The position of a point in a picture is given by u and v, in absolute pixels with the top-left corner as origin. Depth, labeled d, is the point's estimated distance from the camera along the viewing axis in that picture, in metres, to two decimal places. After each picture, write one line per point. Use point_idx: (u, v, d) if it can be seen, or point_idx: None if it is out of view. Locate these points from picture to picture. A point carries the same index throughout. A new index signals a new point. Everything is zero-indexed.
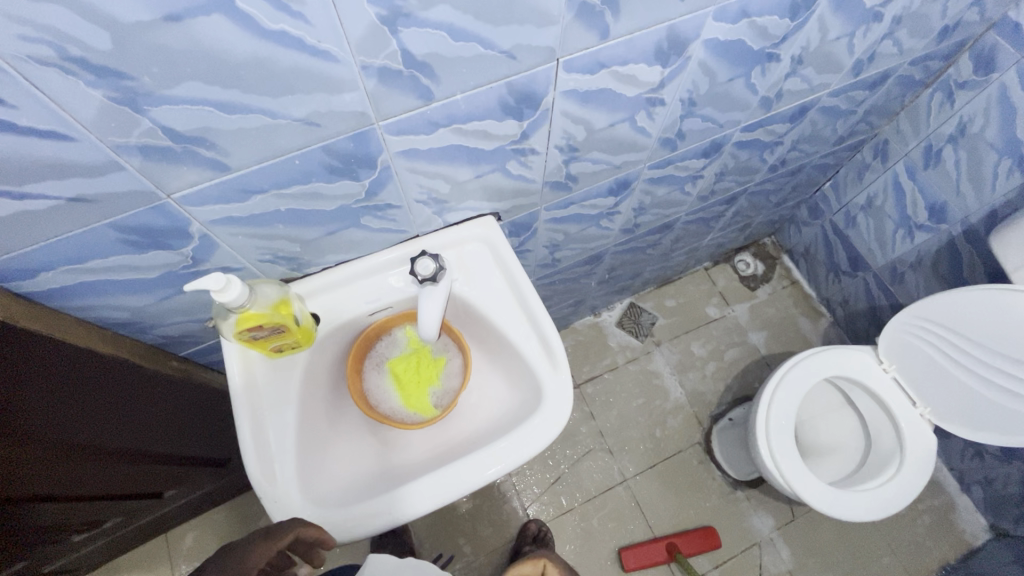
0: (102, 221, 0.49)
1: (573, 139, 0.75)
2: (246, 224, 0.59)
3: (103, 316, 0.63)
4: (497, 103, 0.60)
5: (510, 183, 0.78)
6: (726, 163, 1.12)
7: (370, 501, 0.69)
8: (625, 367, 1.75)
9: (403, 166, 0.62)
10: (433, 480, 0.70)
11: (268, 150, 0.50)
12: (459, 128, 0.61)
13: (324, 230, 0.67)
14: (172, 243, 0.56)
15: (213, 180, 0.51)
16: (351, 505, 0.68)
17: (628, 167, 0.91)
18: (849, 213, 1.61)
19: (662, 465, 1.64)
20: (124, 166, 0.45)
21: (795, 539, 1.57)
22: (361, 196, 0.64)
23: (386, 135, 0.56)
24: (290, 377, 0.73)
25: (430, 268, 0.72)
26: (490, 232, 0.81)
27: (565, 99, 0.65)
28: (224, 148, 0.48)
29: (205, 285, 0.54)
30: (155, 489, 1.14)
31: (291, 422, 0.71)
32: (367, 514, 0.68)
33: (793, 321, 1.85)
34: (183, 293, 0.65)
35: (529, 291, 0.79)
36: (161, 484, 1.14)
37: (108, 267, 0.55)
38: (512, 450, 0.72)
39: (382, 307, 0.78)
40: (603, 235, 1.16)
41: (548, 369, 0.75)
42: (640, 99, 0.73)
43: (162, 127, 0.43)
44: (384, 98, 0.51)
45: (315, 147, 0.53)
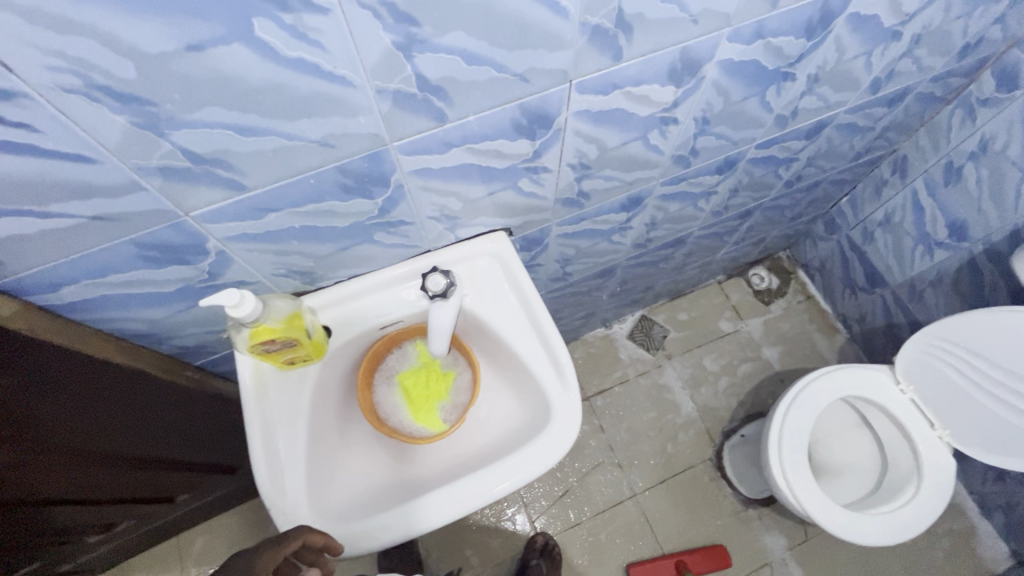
0: (122, 238, 0.50)
1: (586, 157, 0.75)
2: (261, 240, 0.60)
3: (121, 327, 0.64)
4: (509, 124, 0.60)
5: (522, 200, 0.78)
6: (740, 179, 1.12)
7: (377, 516, 0.69)
8: (636, 380, 1.74)
9: (416, 184, 0.63)
10: (441, 496, 0.70)
11: (284, 170, 0.51)
12: (471, 148, 0.61)
13: (337, 246, 0.68)
14: (188, 259, 0.57)
15: (230, 199, 0.52)
16: (359, 519, 0.69)
17: (640, 184, 0.91)
18: (866, 229, 1.58)
19: (672, 480, 1.62)
20: (145, 187, 0.46)
21: (808, 560, 1.53)
22: (374, 213, 0.64)
23: (400, 155, 0.57)
24: (301, 389, 0.74)
25: (441, 284, 0.71)
26: (501, 247, 0.81)
27: (578, 120, 0.65)
28: (241, 169, 0.49)
29: (220, 301, 0.55)
30: (168, 494, 1.16)
31: (301, 434, 0.72)
32: (374, 528, 0.68)
33: (808, 336, 1.83)
34: (198, 306, 0.66)
35: (538, 307, 0.79)
36: (173, 488, 1.15)
37: (127, 281, 0.56)
38: (520, 469, 0.71)
39: (392, 320, 0.79)
40: (615, 250, 1.16)
41: (558, 388, 0.75)
42: (653, 118, 0.73)
43: (181, 149, 0.44)
44: (398, 120, 0.52)
45: (330, 168, 0.54)
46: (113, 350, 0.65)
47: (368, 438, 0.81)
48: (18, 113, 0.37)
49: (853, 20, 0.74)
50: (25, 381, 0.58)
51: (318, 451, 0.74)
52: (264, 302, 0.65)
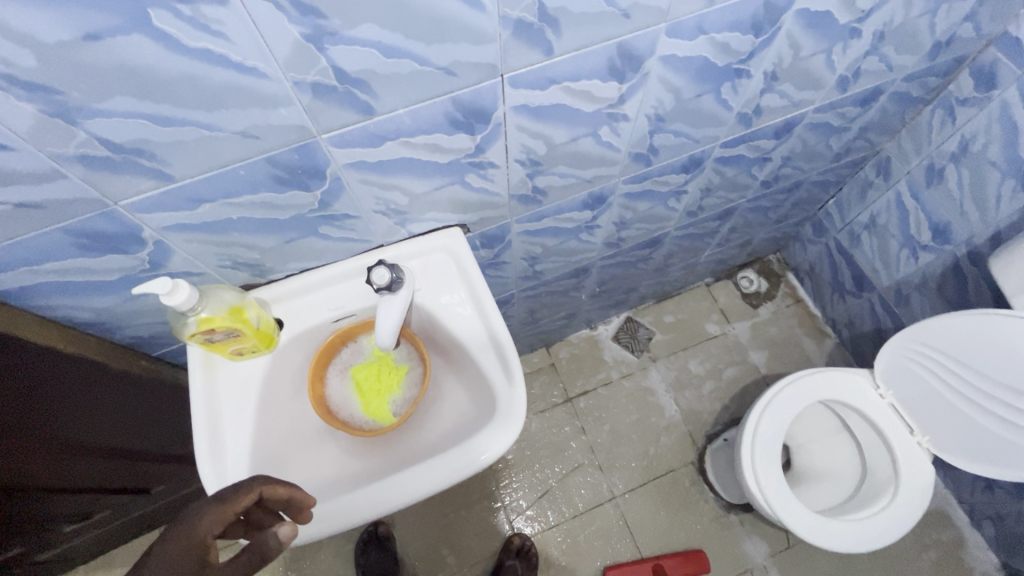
0: (53, 226, 0.52)
1: (534, 153, 0.75)
2: (198, 231, 0.61)
3: (69, 316, 0.66)
4: (444, 118, 0.61)
5: (473, 196, 0.79)
6: (711, 178, 1.11)
7: (319, 507, 0.70)
8: (620, 382, 1.73)
9: (354, 178, 0.64)
10: (382, 488, 0.71)
11: (210, 161, 0.53)
12: (407, 142, 0.62)
13: (281, 239, 0.69)
14: (127, 248, 0.59)
15: (159, 189, 0.53)
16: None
17: (600, 182, 0.91)
18: (852, 231, 1.56)
19: (653, 483, 1.60)
20: (65, 175, 0.47)
21: (790, 567, 1.51)
22: (315, 206, 0.65)
23: (331, 147, 0.58)
24: (250, 382, 0.75)
25: (386, 278, 0.72)
26: (455, 243, 0.82)
27: (517, 115, 0.66)
28: (164, 159, 0.50)
29: (152, 289, 0.56)
30: (142, 484, 1.18)
31: (248, 426, 0.73)
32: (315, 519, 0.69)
33: (797, 340, 1.80)
34: (145, 297, 0.68)
35: (489, 303, 0.79)
36: (147, 479, 1.17)
37: (65, 269, 0.58)
38: (462, 463, 0.72)
39: (345, 314, 0.80)
40: (586, 249, 1.16)
41: (504, 382, 0.75)
42: (600, 113, 0.73)
43: (98, 138, 0.46)
44: (322, 112, 0.53)
45: (258, 159, 0.55)
46: (58, 337, 0.66)
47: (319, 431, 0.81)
48: None
49: (804, 16, 0.74)
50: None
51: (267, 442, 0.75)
52: (205, 292, 0.67)
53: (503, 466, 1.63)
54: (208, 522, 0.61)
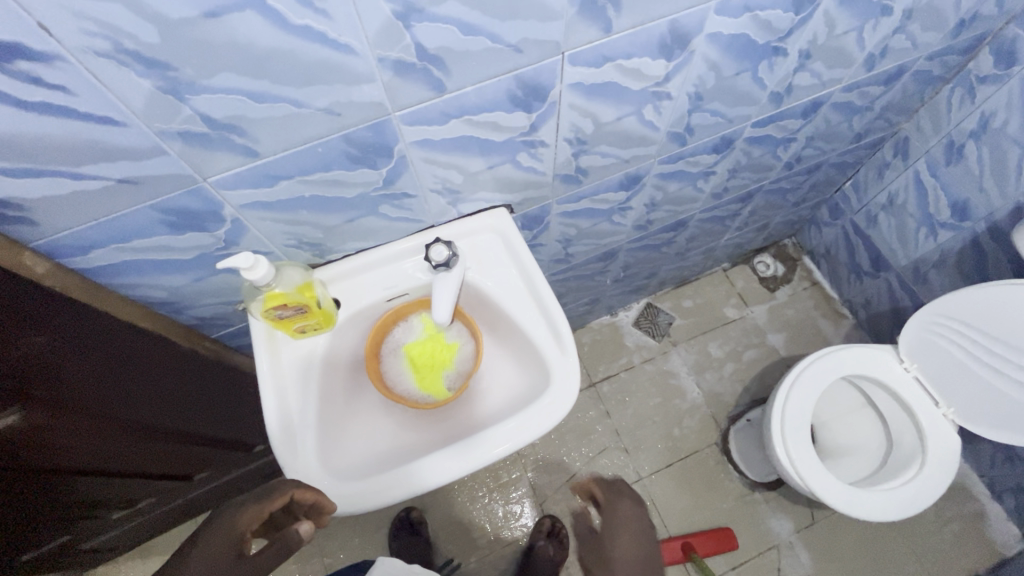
0: (146, 202, 0.54)
1: (581, 132, 0.78)
2: (272, 209, 0.63)
3: (144, 295, 0.68)
4: (506, 96, 0.63)
5: (522, 175, 0.81)
6: (738, 159, 1.14)
7: (384, 475, 0.72)
8: (642, 367, 1.76)
9: (418, 156, 0.67)
10: (445, 455, 0.73)
11: (293, 138, 0.55)
12: (470, 120, 0.65)
13: (345, 218, 0.71)
14: (207, 226, 0.61)
15: (245, 166, 0.56)
16: (367, 476, 0.72)
17: (638, 162, 0.94)
18: (869, 212, 1.59)
19: (678, 464, 1.63)
20: (165, 151, 0.50)
21: (815, 542, 1.54)
22: (380, 184, 0.68)
23: (402, 125, 0.60)
24: (311, 359, 0.77)
25: (444, 255, 0.75)
26: (503, 224, 0.85)
27: (572, 92, 0.68)
28: (254, 136, 0.53)
29: (235, 263, 0.59)
30: (187, 471, 1.20)
31: (313, 402, 0.75)
32: (380, 487, 0.71)
33: (814, 322, 1.83)
34: (215, 276, 0.70)
35: (538, 279, 0.82)
36: (191, 465, 1.19)
37: (149, 247, 0.60)
38: (520, 431, 0.74)
39: (398, 292, 0.82)
40: (617, 231, 1.18)
41: (557, 353, 0.78)
42: (646, 92, 0.76)
43: (200, 114, 0.48)
44: (400, 89, 0.56)
45: (336, 136, 0.57)
46: (137, 314, 0.68)
47: (375, 406, 0.83)
48: (55, 75, 0.40)
49: None
50: (53, 339, 0.62)
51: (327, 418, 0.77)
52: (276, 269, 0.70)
53: (530, 450, 1.66)
54: (247, 517, 0.64)
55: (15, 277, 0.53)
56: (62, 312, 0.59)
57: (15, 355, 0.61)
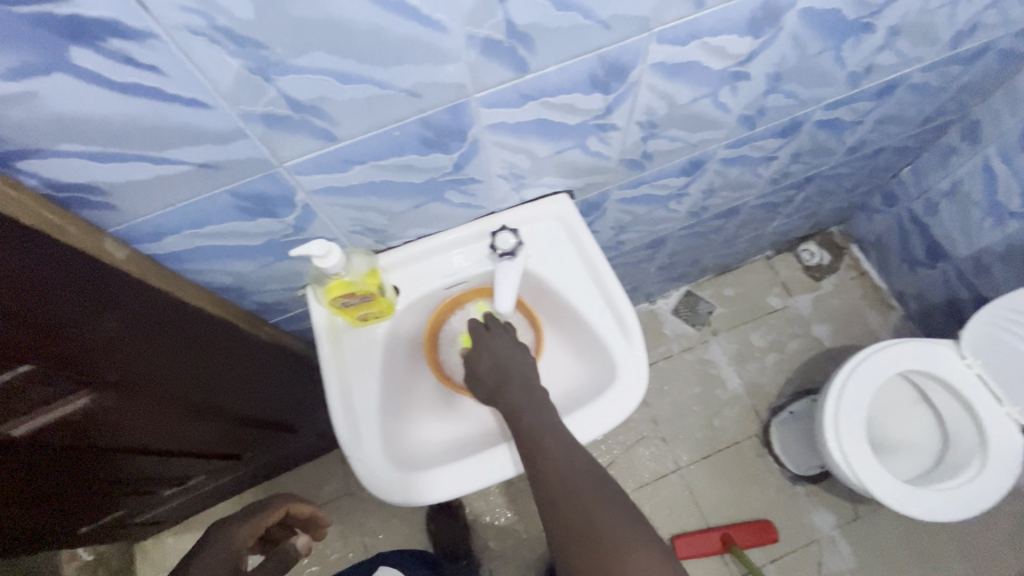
0: (223, 187, 0.53)
1: (654, 115, 0.74)
2: (342, 194, 0.61)
3: (211, 281, 0.67)
4: (587, 76, 0.60)
5: (588, 160, 0.78)
6: (802, 144, 1.08)
7: (447, 467, 0.71)
8: (681, 356, 1.73)
9: (490, 140, 0.64)
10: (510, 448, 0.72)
11: (372, 120, 0.53)
12: (547, 102, 0.61)
13: (411, 204, 0.69)
14: (278, 211, 0.59)
15: (322, 150, 0.54)
16: (431, 468, 0.71)
17: (704, 146, 0.89)
18: (929, 200, 1.51)
19: (717, 455, 1.61)
20: (247, 135, 0.48)
21: (857, 538, 1.51)
22: (449, 169, 0.65)
23: (479, 108, 0.57)
24: (373, 347, 0.76)
25: (510, 243, 0.73)
26: (565, 211, 0.82)
27: (653, 72, 0.64)
28: (335, 118, 0.50)
29: (308, 251, 0.58)
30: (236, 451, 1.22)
31: (376, 391, 0.74)
32: (445, 479, 0.70)
33: (861, 313, 1.77)
34: (280, 262, 0.69)
35: (603, 269, 0.79)
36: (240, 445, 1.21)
37: (222, 233, 0.59)
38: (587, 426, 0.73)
39: (458, 280, 0.80)
40: (669, 218, 1.14)
41: (623, 346, 0.76)
42: (726, 72, 0.71)
43: (285, 96, 0.46)
44: (483, 69, 0.52)
45: (414, 119, 0.55)
46: (206, 301, 0.68)
47: (432, 395, 0.82)
48: (148, 54, 0.38)
49: None
50: (128, 326, 0.62)
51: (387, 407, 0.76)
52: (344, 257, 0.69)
53: None
54: (244, 532, 0.70)
55: (96, 263, 0.52)
56: (138, 300, 0.59)
57: (92, 343, 0.61)
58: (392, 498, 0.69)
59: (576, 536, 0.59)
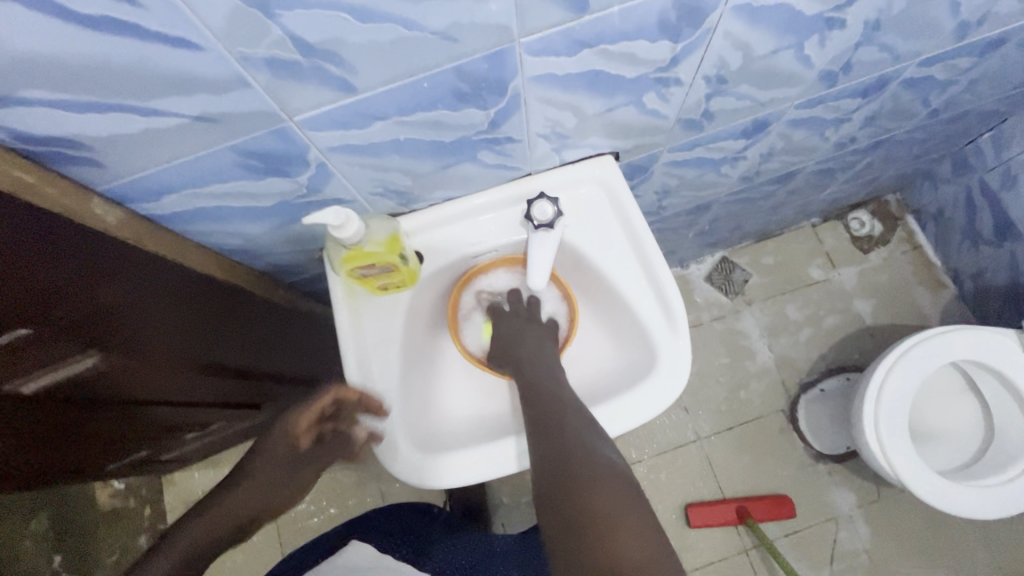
0: (225, 143, 0.45)
1: (725, 68, 0.63)
2: (362, 153, 0.54)
3: (218, 242, 0.61)
4: (656, 19, 0.50)
5: (641, 119, 0.68)
6: (882, 105, 0.95)
7: (473, 451, 0.67)
8: (710, 325, 1.65)
9: (533, 94, 0.54)
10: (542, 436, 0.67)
11: (399, 69, 0.44)
12: (605, 50, 0.51)
13: (439, 164, 0.61)
14: (289, 170, 0.52)
15: (338, 103, 0.45)
16: (457, 451, 0.67)
17: (773, 105, 0.78)
18: (1008, 171, 1.36)
19: (739, 428, 1.57)
20: (249, 83, 0.40)
21: (877, 519, 1.47)
22: (484, 126, 0.56)
23: (524, 55, 0.48)
24: (392, 318, 0.71)
25: (548, 213, 0.65)
26: (609, 174, 0.73)
27: (734, 16, 0.53)
28: (353, 66, 0.42)
29: (324, 219, 0.51)
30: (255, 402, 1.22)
31: (396, 368, 0.69)
32: (473, 464, 0.66)
33: (909, 290, 1.65)
34: (293, 224, 0.62)
35: (649, 244, 0.71)
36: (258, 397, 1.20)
37: (227, 193, 0.52)
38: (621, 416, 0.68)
39: (487, 249, 0.73)
40: (719, 183, 1.03)
41: (666, 332, 0.69)
42: (818, 19, 0.59)
43: (291, 36, 0.37)
44: (534, 7, 0.43)
45: (447, 68, 0.46)
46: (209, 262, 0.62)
47: (455, 368, 0.77)
48: None
49: None
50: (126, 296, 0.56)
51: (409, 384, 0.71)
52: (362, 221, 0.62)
53: None
54: None
55: (80, 226, 0.46)
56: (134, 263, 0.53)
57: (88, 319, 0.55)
58: (418, 482, 0.65)
59: (561, 485, 0.58)
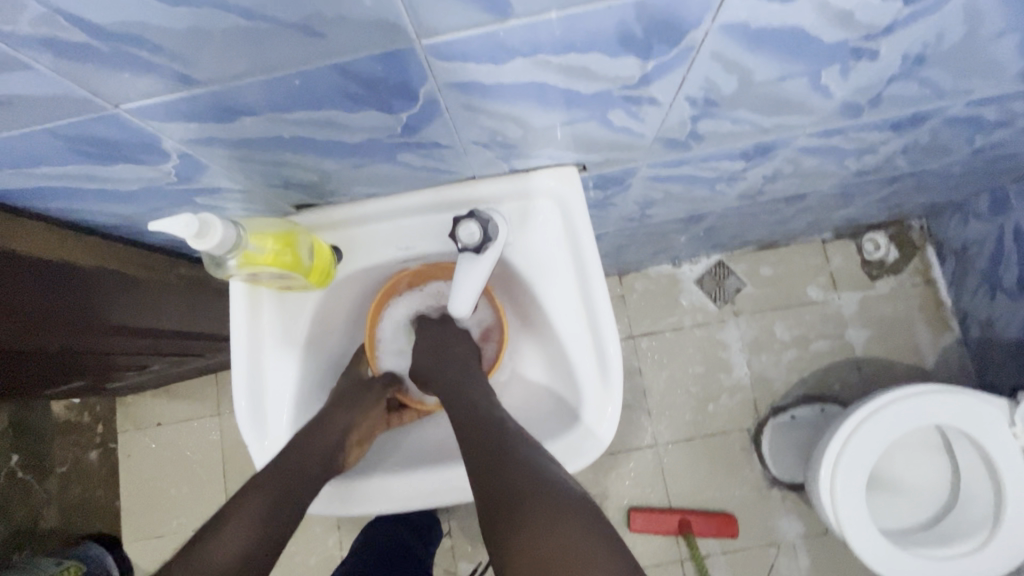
0: (34, 127, 0.36)
1: (715, 92, 0.51)
2: (238, 146, 0.44)
3: (86, 217, 0.53)
4: (615, 32, 0.38)
5: (608, 134, 0.56)
6: (917, 139, 0.81)
7: (398, 478, 0.63)
8: (691, 331, 1.55)
9: (457, 102, 0.43)
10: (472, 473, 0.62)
11: (251, 62, 0.34)
12: (549, 62, 0.40)
13: (348, 163, 0.51)
14: (145, 159, 0.43)
15: (179, 93, 0.35)
16: (379, 476, 0.63)
17: (778, 132, 0.65)
18: None
19: (700, 440, 1.51)
20: (31, 66, 0.30)
21: (820, 552, 1.44)
22: (398, 130, 0.46)
23: (433, 60, 0.37)
24: (296, 321, 0.63)
25: (475, 235, 0.55)
26: (565, 188, 0.62)
27: (724, 37, 0.41)
28: (180, 55, 0.32)
29: (171, 227, 0.41)
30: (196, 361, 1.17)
31: (292, 378, 0.63)
32: (383, 498, 0.62)
33: (911, 326, 1.54)
34: (179, 207, 0.54)
35: (597, 280, 0.61)
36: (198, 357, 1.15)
37: (69, 176, 0.43)
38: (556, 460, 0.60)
39: (415, 255, 0.64)
40: (713, 199, 0.92)
41: (597, 384, 0.61)
42: (842, 46, 0.47)
43: (64, 14, 0.27)
44: (431, 4, 0.32)
45: (322, 65, 0.35)
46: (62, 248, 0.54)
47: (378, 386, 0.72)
48: None
49: None
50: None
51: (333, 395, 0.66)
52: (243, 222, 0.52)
53: None
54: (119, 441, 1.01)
55: None
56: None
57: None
58: (342, 508, 0.62)
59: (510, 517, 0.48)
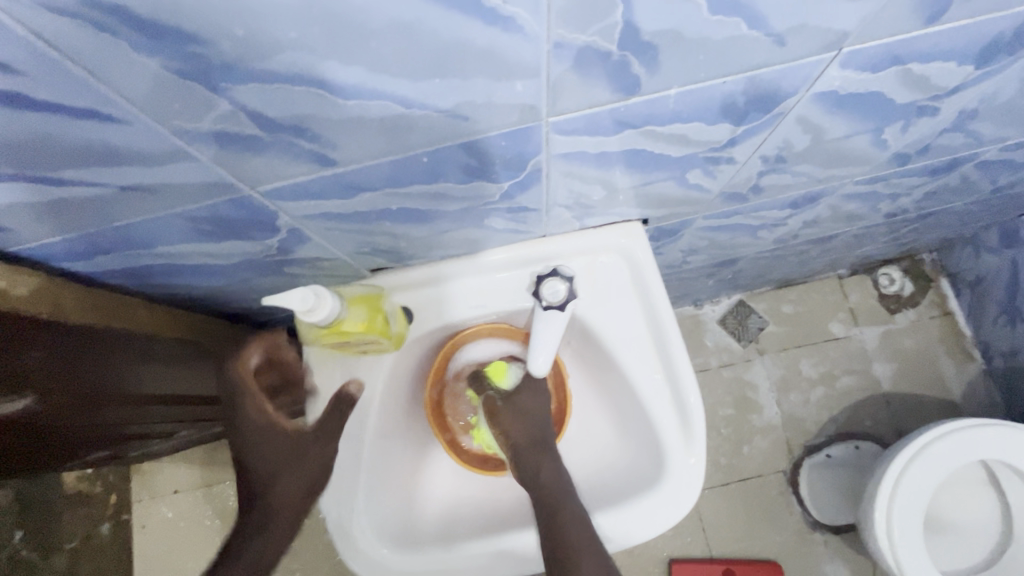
0: (168, 211, 0.36)
1: (788, 149, 0.53)
2: (344, 220, 0.45)
3: (169, 290, 0.53)
4: (719, 104, 0.40)
5: (680, 192, 0.58)
6: (946, 183, 0.85)
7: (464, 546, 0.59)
8: (718, 372, 1.36)
9: (559, 169, 0.45)
10: (503, 556, 0.58)
11: (391, 145, 0.35)
12: (652, 131, 0.42)
13: (436, 229, 0.52)
14: (255, 234, 0.43)
15: (313, 174, 0.36)
16: (412, 548, 0.59)
17: (828, 182, 0.68)
18: None
19: (738, 485, 1.28)
20: (194, 156, 0.31)
21: None
22: (496, 197, 0.47)
23: (552, 134, 0.38)
24: (371, 384, 0.62)
25: (560, 294, 0.55)
26: (634, 244, 0.63)
27: (813, 103, 0.43)
28: (331, 141, 0.32)
29: (290, 304, 0.46)
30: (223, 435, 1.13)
31: (365, 438, 0.61)
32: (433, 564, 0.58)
33: (932, 358, 1.35)
34: (265, 277, 0.54)
35: (672, 335, 0.61)
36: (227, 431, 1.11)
37: (177, 253, 0.44)
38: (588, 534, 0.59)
39: (486, 313, 0.64)
40: (751, 244, 0.94)
41: (679, 441, 0.60)
42: (909, 106, 0.49)
43: (246, 110, 0.28)
44: (569, 89, 0.33)
45: (453, 144, 0.36)
46: (133, 316, 0.52)
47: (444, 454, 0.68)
48: None
49: None
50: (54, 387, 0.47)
51: (400, 453, 0.64)
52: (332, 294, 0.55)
53: None
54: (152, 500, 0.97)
55: None
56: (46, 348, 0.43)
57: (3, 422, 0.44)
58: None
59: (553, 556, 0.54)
